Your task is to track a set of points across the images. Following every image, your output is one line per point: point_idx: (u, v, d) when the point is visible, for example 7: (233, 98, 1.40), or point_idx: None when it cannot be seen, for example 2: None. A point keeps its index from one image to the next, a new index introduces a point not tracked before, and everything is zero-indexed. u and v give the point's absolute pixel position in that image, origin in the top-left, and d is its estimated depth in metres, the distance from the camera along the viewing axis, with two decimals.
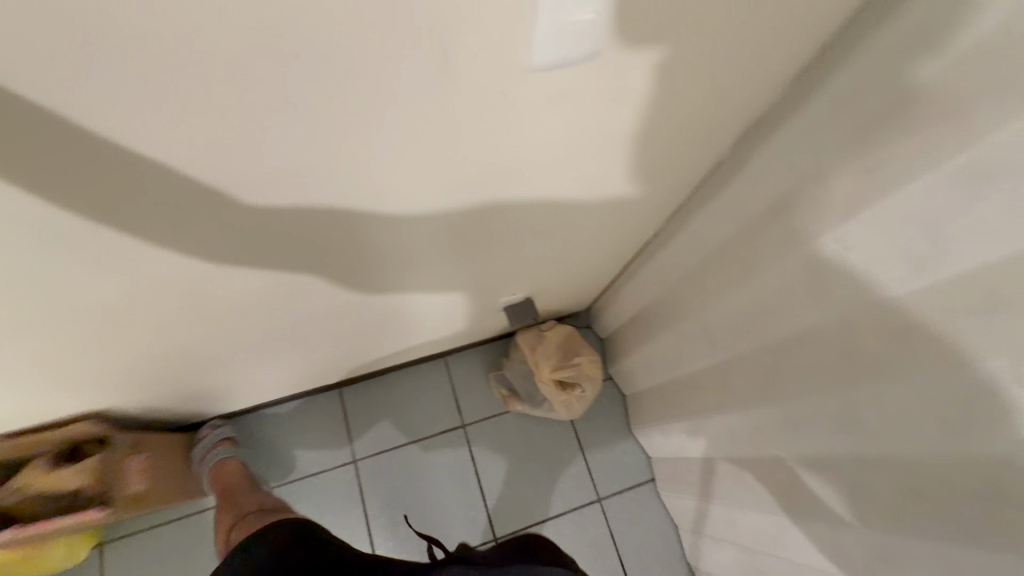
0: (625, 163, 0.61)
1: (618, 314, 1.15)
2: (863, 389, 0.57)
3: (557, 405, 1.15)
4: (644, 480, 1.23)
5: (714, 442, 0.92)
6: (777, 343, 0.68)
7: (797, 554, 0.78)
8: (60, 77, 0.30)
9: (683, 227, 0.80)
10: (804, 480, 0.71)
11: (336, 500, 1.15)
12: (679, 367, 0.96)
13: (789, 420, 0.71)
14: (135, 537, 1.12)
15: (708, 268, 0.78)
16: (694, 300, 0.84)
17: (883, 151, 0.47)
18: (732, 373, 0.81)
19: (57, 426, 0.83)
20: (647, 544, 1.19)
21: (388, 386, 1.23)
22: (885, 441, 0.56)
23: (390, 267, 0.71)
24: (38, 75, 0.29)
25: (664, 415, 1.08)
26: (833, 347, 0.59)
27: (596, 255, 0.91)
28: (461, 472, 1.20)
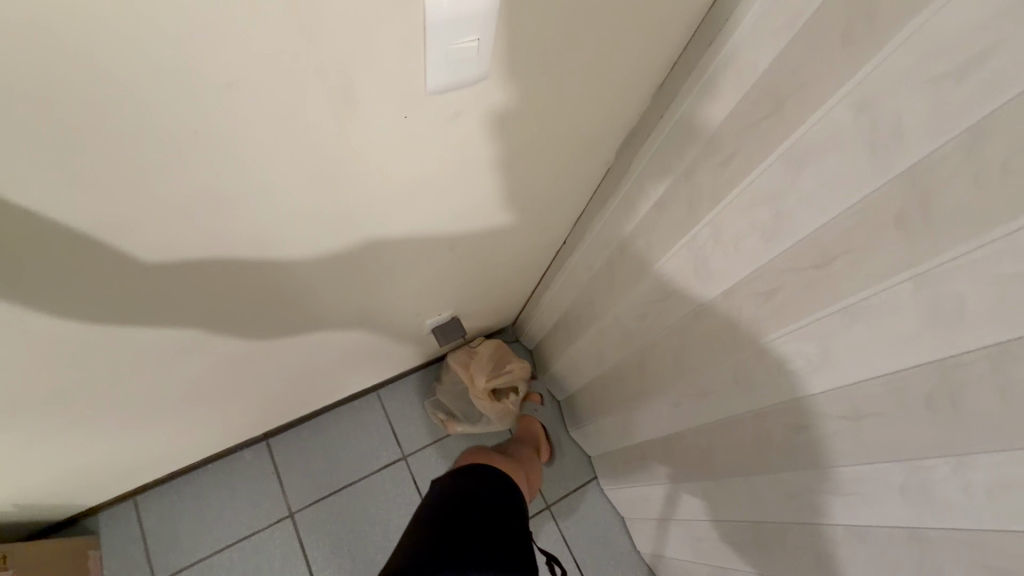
0: (529, 174, 0.66)
1: (541, 324, 1.21)
2: (750, 350, 0.66)
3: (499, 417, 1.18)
4: (587, 478, 1.28)
5: (642, 426, 0.99)
6: (679, 323, 0.77)
7: (725, 515, 0.86)
8: None
9: (586, 233, 0.88)
10: (719, 444, 0.80)
11: (273, 560, 1.07)
12: (602, 363, 1.03)
13: (698, 392, 0.79)
14: None
15: (612, 267, 0.86)
16: (606, 297, 0.92)
17: (731, 147, 0.56)
18: (646, 358, 0.89)
19: None
20: (599, 541, 1.23)
21: (321, 431, 1.19)
22: (775, 393, 0.65)
23: (312, 303, 0.70)
24: None
25: (595, 410, 1.14)
26: (722, 318, 0.68)
27: (513, 267, 0.96)
28: (408, 505, 1.17)
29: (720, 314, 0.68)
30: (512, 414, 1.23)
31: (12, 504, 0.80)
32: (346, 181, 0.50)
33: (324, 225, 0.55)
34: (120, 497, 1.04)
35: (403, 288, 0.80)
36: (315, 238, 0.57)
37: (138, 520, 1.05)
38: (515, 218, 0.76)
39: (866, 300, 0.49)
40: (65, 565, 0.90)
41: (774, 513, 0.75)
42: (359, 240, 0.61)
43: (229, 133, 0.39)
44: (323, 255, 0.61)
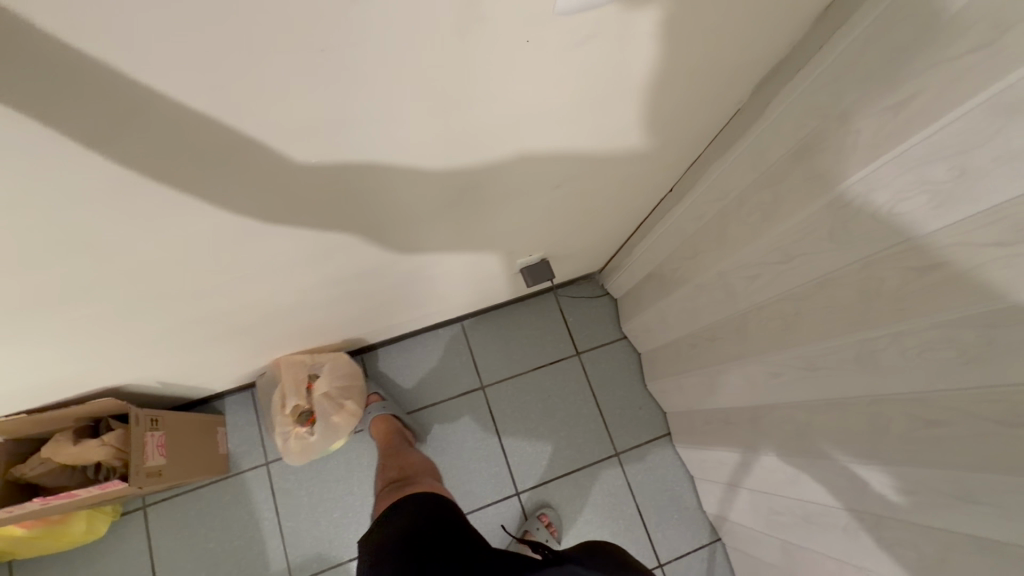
0: (644, 113, 0.61)
1: (632, 273, 1.16)
2: (879, 329, 0.58)
3: (291, 443, 1.09)
4: (661, 432, 1.26)
5: (730, 391, 0.94)
6: (795, 291, 0.70)
7: (814, 493, 0.81)
8: (98, 24, 0.30)
9: (700, 179, 0.80)
10: (820, 422, 0.74)
11: (364, 458, 1.20)
12: (695, 323, 0.98)
13: (806, 365, 0.72)
14: (176, 499, 1.15)
15: (724, 219, 0.79)
16: (711, 253, 0.85)
17: (910, 88, 0.46)
18: (748, 323, 0.82)
19: (78, 403, 0.84)
20: (665, 494, 1.23)
21: (410, 352, 1.26)
22: (905, 381, 0.58)
23: (413, 227, 0.71)
24: (81, 23, 0.29)
25: (678, 368, 1.10)
26: (853, 291, 0.60)
27: (612, 212, 0.92)
28: (483, 430, 1.23)
29: (849, 285, 0.61)
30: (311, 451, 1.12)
31: (160, 380, 0.94)
32: (457, 110, 0.48)
33: (437, 151, 0.54)
34: (240, 386, 1.20)
35: (502, 221, 0.79)
36: (425, 167, 0.56)
37: (255, 406, 1.21)
38: (627, 156, 0.71)
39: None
40: (199, 435, 1.07)
41: (876, 504, 0.69)
42: (462, 171, 0.60)
43: (354, 51, 0.37)
44: (429, 184, 0.60)
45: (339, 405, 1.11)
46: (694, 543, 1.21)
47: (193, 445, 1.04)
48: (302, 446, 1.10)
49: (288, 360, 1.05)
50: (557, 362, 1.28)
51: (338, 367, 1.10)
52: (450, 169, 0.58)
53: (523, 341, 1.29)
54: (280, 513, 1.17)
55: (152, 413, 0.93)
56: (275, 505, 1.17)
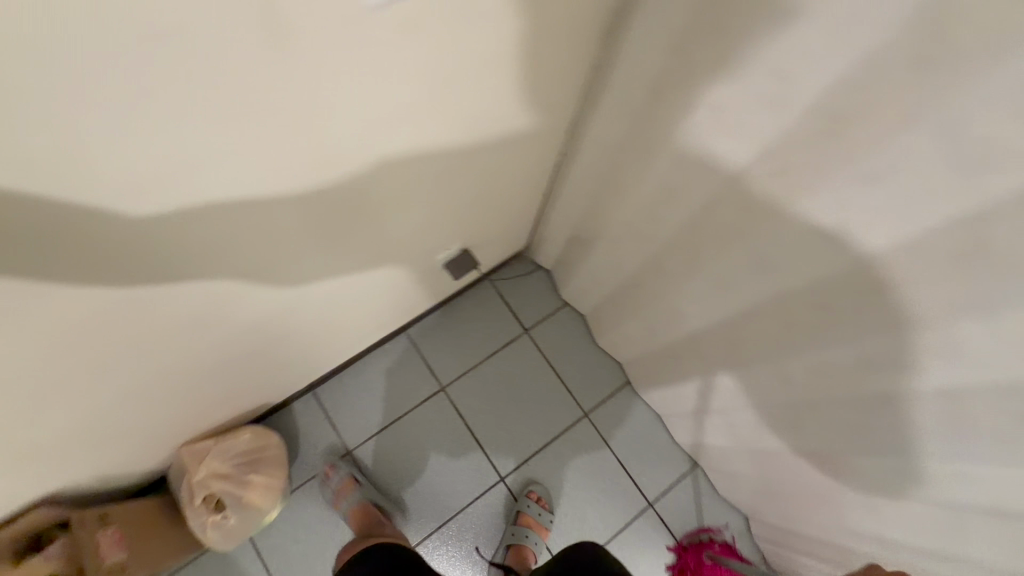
0: (506, 89, 0.62)
1: (556, 241, 1.18)
2: (765, 238, 0.63)
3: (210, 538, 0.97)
4: (622, 383, 1.29)
5: (667, 327, 0.99)
6: (691, 221, 0.74)
7: (758, 397, 0.87)
8: None
9: (586, 137, 0.82)
10: (745, 332, 0.79)
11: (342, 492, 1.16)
12: (620, 273, 1.02)
13: (718, 284, 0.77)
14: None
15: (616, 170, 0.82)
16: (614, 205, 0.88)
17: (721, 13, 0.50)
18: (663, 261, 0.86)
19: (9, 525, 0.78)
20: (640, 439, 1.27)
21: (361, 374, 1.23)
22: (797, 277, 0.63)
23: (314, 250, 0.69)
24: None
25: (619, 319, 1.14)
26: (735, 209, 0.64)
27: (515, 189, 0.93)
28: (454, 429, 1.22)
29: (730, 204, 0.65)
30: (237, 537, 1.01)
31: (97, 477, 0.88)
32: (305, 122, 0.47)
33: (306, 163, 0.53)
34: None
35: (406, 221, 0.78)
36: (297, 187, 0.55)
37: None
38: (508, 130, 0.71)
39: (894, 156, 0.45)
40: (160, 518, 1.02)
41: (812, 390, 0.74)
42: (341, 182, 0.59)
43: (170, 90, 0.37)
44: (309, 203, 0.59)
45: (253, 482, 1.00)
46: (678, 474, 1.25)
47: (156, 531, 0.99)
48: (222, 537, 0.98)
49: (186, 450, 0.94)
50: (510, 344, 1.30)
51: (242, 442, 0.99)
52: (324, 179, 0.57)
53: (471, 333, 1.30)
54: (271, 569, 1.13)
55: (97, 510, 0.89)
56: (263, 565, 1.12)
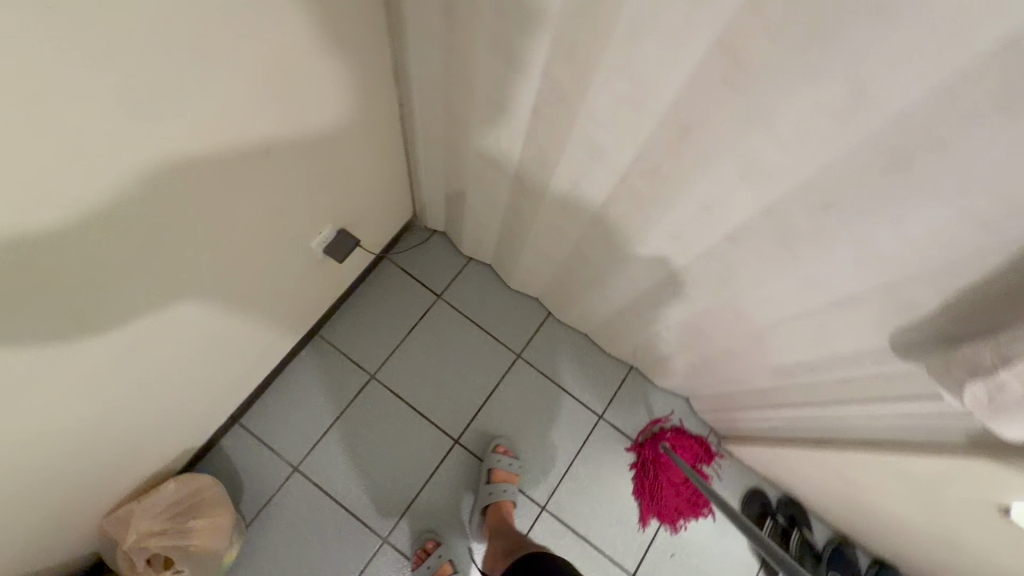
0: (295, 39, 0.59)
1: (435, 199, 1.18)
2: (588, 120, 0.65)
3: None
4: (544, 316, 1.33)
5: (554, 246, 1.01)
6: (528, 130, 0.75)
7: (646, 281, 0.92)
8: None
9: (414, 78, 0.81)
10: (611, 223, 0.83)
11: (301, 509, 1.12)
12: (498, 208, 1.03)
13: (574, 185, 0.79)
14: None
15: (450, 103, 0.81)
16: (464, 140, 0.88)
17: None
18: (524, 180, 0.88)
19: None
20: (575, 360, 1.31)
21: (285, 389, 1.18)
22: (628, 149, 0.65)
23: (149, 268, 0.63)
24: None
25: (517, 255, 1.16)
26: (555, 102, 0.66)
27: (366, 153, 0.90)
28: (396, 412, 1.21)
29: (551, 98, 0.66)
30: None
31: None
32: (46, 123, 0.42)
33: (73, 172, 0.46)
34: None
35: (247, 214, 0.73)
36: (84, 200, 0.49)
37: None
38: (319, 88, 0.68)
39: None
40: None
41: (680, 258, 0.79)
42: (146, 182, 0.54)
43: None
44: (117, 214, 0.54)
45: (196, 528, 0.95)
46: (617, 381, 1.30)
47: None
48: None
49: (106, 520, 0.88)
50: (426, 313, 1.29)
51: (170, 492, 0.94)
52: (115, 186, 0.51)
53: (385, 314, 1.27)
54: None
55: None
56: None
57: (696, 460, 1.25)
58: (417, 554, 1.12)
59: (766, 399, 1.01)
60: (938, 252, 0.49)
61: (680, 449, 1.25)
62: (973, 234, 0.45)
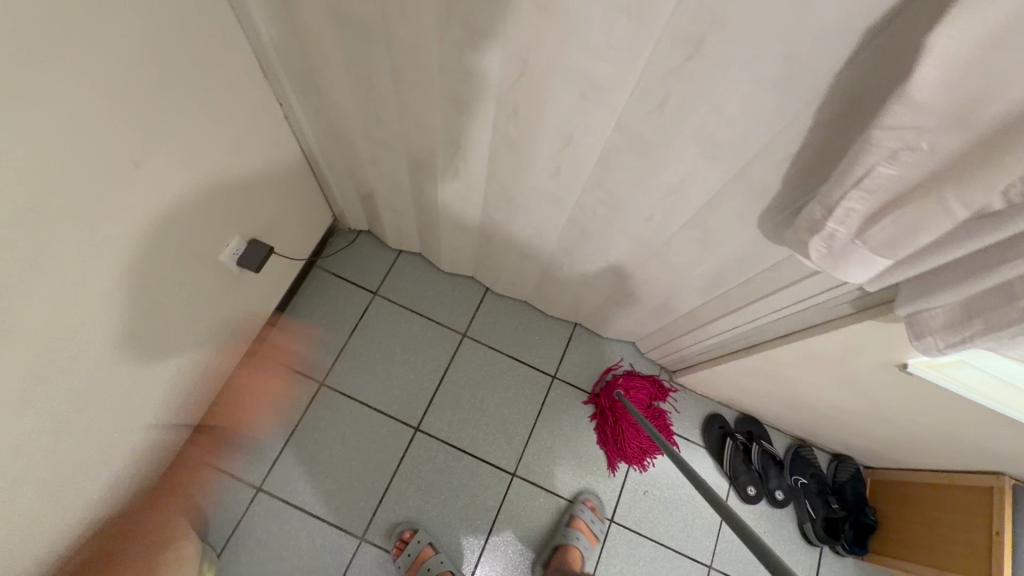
0: (141, 43, 0.58)
1: (348, 197, 1.18)
2: (444, 80, 0.67)
3: None
4: (482, 292, 1.35)
5: (466, 218, 1.03)
6: (399, 104, 0.77)
7: (553, 232, 0.95)
8: None
9: (284, 73, 0.81)
10: (502, 182, 0.85)
11: (272, 527, 1.11)
12: (405, 190, 1.04)
13: (457, 149, 0.81)
14: None
15: (324, 92, 0.82)
16: (349, 127, 0.89)
17: None
18: (415, 156, 0.89)
19: None
20: (520, 329, 1.33)
21: (233, 414, 1.17)
22: (488, 100, 0.67)
23: (42, 303, 0.61)
24: None
25: (438, 236, 1.18)
26: (411, 68, 0.68)
27: (258, 159, 0.90)
28: (351, 412, 1.21)
29: (407, 66, 0.68)
30: None
31: None
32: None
33: None
34: None
35: (140, 236, 0.72)
36: None
37: None
38: (186, 93, 0.68)
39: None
40: None
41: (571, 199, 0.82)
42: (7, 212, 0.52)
43: None
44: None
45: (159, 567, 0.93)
46: (564, 339, 1.34)
47: None
48: None
49: None
50: (365, 312, 1.30)
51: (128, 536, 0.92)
52: None
53: (324, 322, 1.27)
54: None
55: None
56: None
57: (653, 401, 1.29)
58: (395, 545, 1.12)
59: (693, 321, 1.06)
60: (769, 128, 0.53)
61: (636, 395, 1.28)
62: (786, 100, 0.49)
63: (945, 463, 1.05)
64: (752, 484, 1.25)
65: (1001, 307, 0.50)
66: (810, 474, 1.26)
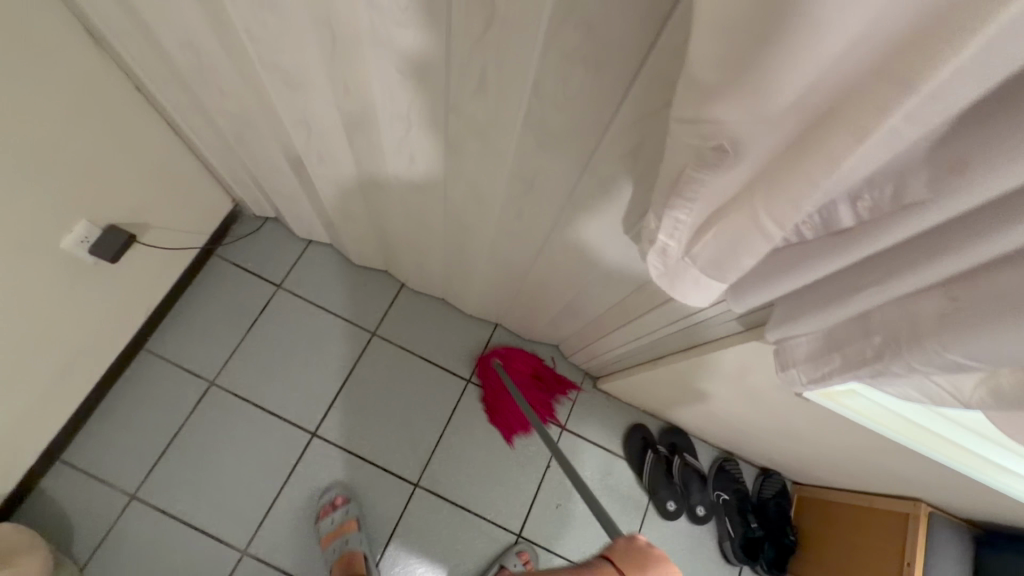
0: None
1: (238, 182, 1.08)
2: (264, 53, 0.58)
3: None
4: (397, 288, 1.26)
5: (353, 209, 0.94)
6: (236, 79, 0.67)
7: (440, 228, 0.85)
8: None
9: (114, 39, 0.72)
10: (368, 171, 0.76)
11: (145, 540, 1.03)
12: (288, 176, 0.94)
13: (312, 133, 0.72)
14: None
15: (163, 62, 0.73)
16: (203, 104, 0.79)
17: None
18: (278, 138, 0.79)
19: None
20: (435, 329, 1.24)
21: (109, 415, 1.08)
22: (316, 77, 0.58)
23: None
24: None
25: (336, 228, 1.08)
26: (228, 37, 0.59)
27: (102, 138, 0.81)
28: (242, 414, 1.12)
29: (224, 32, 0.58)
30: None
31: None
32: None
33: None
34: None
35: None
36: None
37: None
38: None
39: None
40: None
41: (438, 192, 0.73)
42: None
43: None
44: None
45: None
46: (482, 341, 1.25)
47: None
48: None
49: None
50: (266, 307, 1.20)
51: None
52: None
53: (219, 316, 1.18)
54: None
55: None
56: None
57: (523, 372, 1.21)
58: (322, 508, 1.08)
59: (600, 329, 0.98)
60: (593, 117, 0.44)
61: (506, 360, 1.21)
62: (596, 81, 0.40)
63: (865, 486, 0.98)
64: (673, 499, 1.18)
65: (869, 334, 0.42)
66: (732, 491, 1.21)
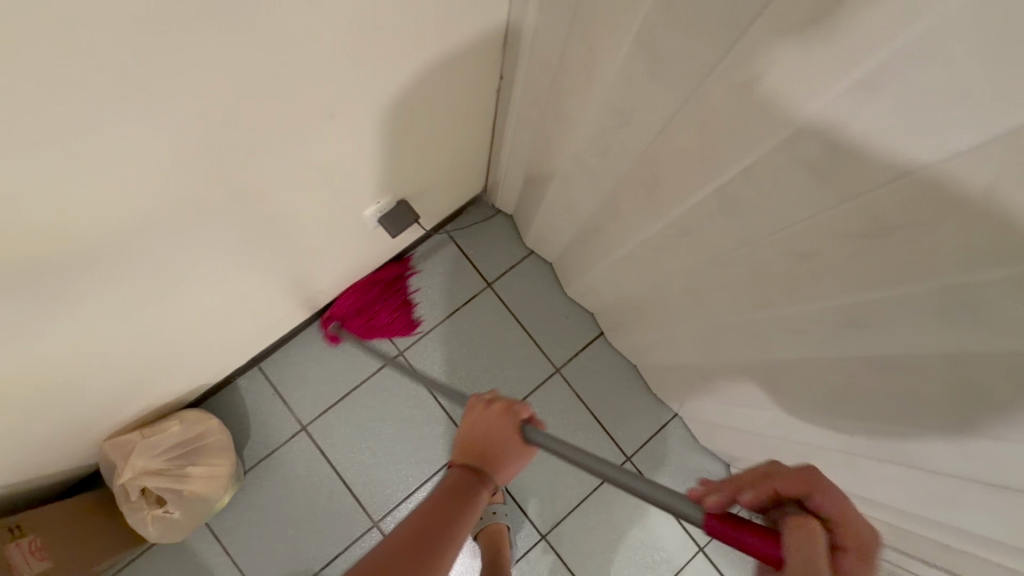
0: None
1: (510, 183, 1.05)
2: (728, 173, 0.51)
3: (150, 530, 0.90)
4: (594, 334, 1.20)
5: (630, 280, 0.86)
6: (642, 153, 0.61)
7: (729, 358, 0.76)
8: None
9: (525, 49, 0.68)
10: (708, 287, 0.67)
11: (299, 471, 1.08)
12: (580, 217, 0.88)
13: (681, 231, 0.64)
14: None
15: (560, 90, 0.68)
16: (562, 135, 0.74)
17: None
18: (618, 202, 0.73)
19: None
20: (616, 392, 1.18)
21: (309, 343, 1.13)
22: (769, 221, 0.50)
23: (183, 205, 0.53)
24: None
25: (582, 269, 1.02)
26: (693, 136, 0.52)
27: (449, 124, 0.78)
28: (415, 394, 1.13)
29: (689, 129, 0.52)
30: (184, 527, 0.93)
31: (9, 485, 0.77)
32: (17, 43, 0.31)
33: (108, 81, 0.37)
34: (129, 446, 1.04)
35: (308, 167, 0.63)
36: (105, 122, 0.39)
37: None
38: (424, 40, 0.56)
39: (917, 41, 0.30)
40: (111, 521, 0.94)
41: (783, 352, 0.63)
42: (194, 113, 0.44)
43: None
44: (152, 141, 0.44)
45: (192, 475, 0.92)
46: (656, 426, 1.17)
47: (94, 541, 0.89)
48: (161, 528, 0.91)
49: (113, 443, 0.88)
50: (470, 300, 1.18)
51: (183, 429, 0.93)
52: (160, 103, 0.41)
53: (427, 292, 1.18)
54: (231, 552, 1.05)
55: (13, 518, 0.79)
56: (224, 549, 1.04)
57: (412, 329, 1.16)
58: None
59: None
60: None
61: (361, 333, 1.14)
62: None
63: None
64: None
65: None
66: None
